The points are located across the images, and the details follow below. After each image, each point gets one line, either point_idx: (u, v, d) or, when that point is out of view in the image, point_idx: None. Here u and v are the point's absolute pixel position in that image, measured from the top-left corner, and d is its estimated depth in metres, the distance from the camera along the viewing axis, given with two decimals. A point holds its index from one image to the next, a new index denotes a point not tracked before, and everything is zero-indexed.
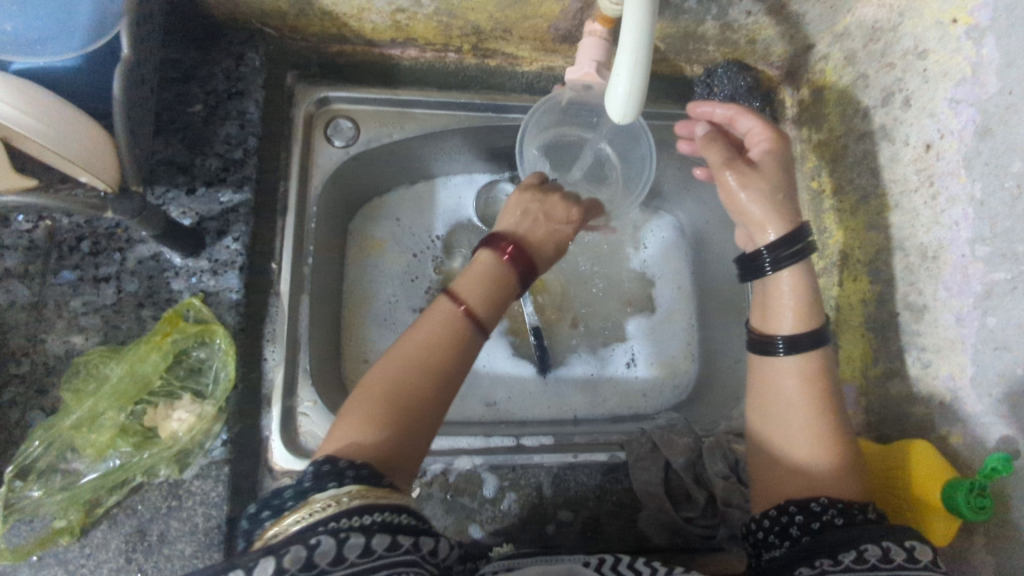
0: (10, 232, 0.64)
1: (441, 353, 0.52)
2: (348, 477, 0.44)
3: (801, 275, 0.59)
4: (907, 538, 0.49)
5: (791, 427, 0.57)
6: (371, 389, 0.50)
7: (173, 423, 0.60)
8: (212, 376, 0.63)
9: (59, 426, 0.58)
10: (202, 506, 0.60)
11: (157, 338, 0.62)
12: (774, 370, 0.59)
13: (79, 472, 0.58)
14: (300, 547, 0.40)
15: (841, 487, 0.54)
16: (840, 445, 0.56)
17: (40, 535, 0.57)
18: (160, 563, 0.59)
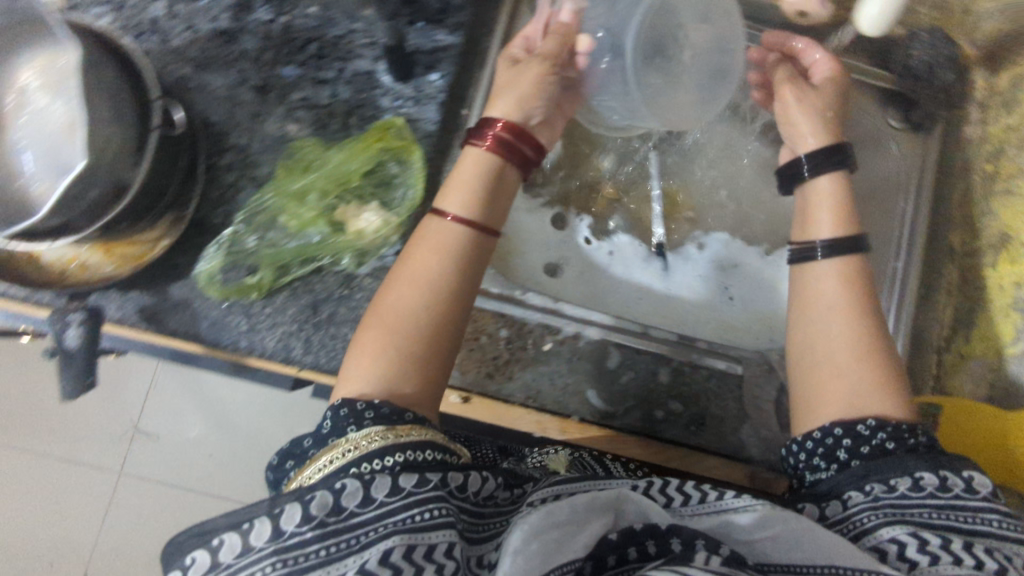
0: (252, 18, 0.68)
1: (446, 279, 0.58)
2: (367, 418, 0.50)
3: (841, 183, 0.67)
4: (965, 470, 0.52)
5: (833, 333, 0.60)
6: (386, 320, 0.56)
7: (361, 222, 0.67)
8: (399, 193, 0.69)
9: (278, 193, 0.66)
10: (368, 302, 0.67)
11: (371, 142, 0.68)
12: (813, 276, 0.64)
13: (282, 238, 0.66)
14: (326, 492, 0.44)
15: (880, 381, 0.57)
16: (867, 338, 0.59)
17: (237, 284, 0.65)
18: (326, 339, 0.66)
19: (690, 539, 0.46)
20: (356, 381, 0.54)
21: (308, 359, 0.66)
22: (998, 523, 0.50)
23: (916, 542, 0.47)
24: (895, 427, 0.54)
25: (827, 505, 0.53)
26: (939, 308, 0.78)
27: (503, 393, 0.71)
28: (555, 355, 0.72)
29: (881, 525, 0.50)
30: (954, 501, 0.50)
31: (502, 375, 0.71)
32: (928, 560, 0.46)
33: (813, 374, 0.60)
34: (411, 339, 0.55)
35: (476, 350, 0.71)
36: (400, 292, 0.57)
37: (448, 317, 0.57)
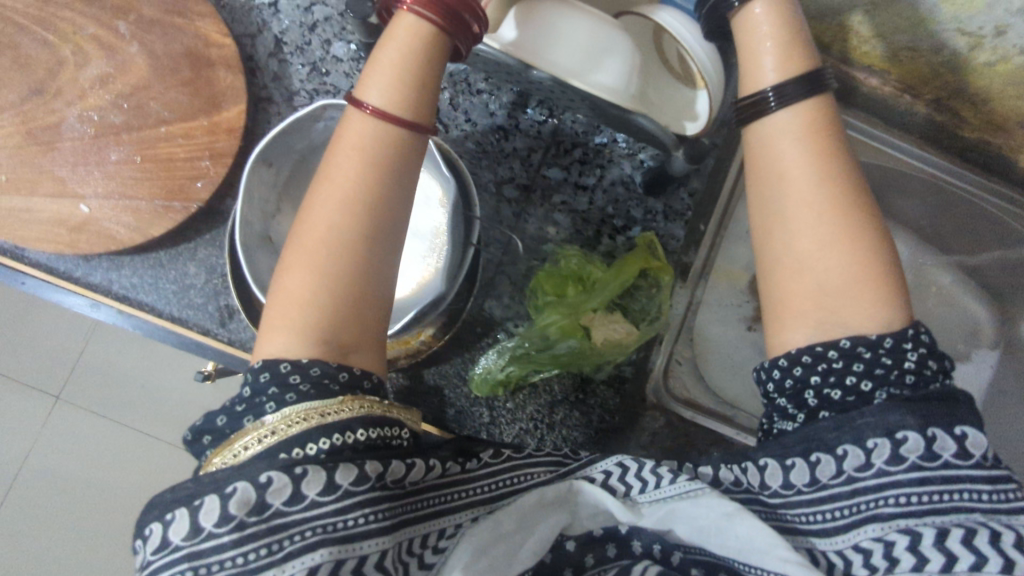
0: (525, 120, 0.72)
1: (365, 181, 0.50)
2: (296, 391, 0.46)
3: (782, 7, 0.53)
4: (958, 425, 0.45)
5: (801, 225, 0.50)
6: (316, 237, 0.49)
7: (609, 333, 0.67)
8: (643, 308, 0.70)
9: (543, 296, 0.68)
10: (600, 408, 0.70)
11: (633, 260, 0.68)
12: (772, 134, 0.52)
13: (543, 341, 0.67)
14: (249, 488, 0.41)
15: (862, 288, 0.48)
16: (849, 226, 0.49)
17: (491, 378, 0.67)
18: (558, 441, 0.68)
19: (648, 541, 0.50)
20: (275, 346, 0.48)
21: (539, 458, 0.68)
22: (988, 496, 0.45)
23: (907, 542, 0.44)
24: (873, 352, 0.47)
25: (779, 471, 0.50)
26: None
27: None
28: None
29: (842, 527, 0.46)
30: (939, 471, 0.45)
31: None
32: (887, 570, 0.44)
33: (804, 276, 0.50)
34: (334, 265, 0.49)
35: (686, 467, 0.71)
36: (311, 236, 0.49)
37: (363, 230, 0.50)
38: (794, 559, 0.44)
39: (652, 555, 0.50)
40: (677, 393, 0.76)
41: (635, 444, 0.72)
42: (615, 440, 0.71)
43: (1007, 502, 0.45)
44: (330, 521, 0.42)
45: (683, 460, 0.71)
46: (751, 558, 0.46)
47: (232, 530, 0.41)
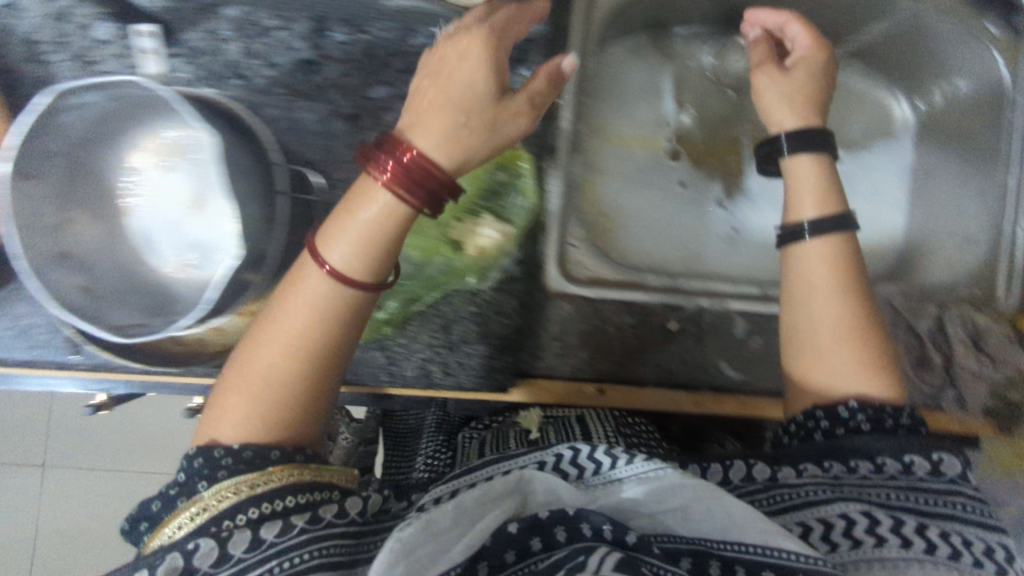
0: (329, 44, 0.63)
1: (269, 360, 0.50)
2: (224, 467, 0.47)
3: (823, 163, 0.65)
4: (936, 453, 0.55)
5: (831, 361, 0.60)
6: (247, 377, 0.50)
7: (481, 238, 0.66)
8: (511, 202, 0.67)
9: (401, 222, 0.65)
10: (495, 317, 0.67)
11: None
12: (806, 258, 0.62)
13: (411, 270, 0.65)
14: (176, 556, 0.44)
15: (863, 368, 0.59)
16: (863, 326, 0.60)
17: (371, 321, 0.65)
18: (462, 358, 0.67)
19: (596, 523, 0.46)
20: (214, 427, 0.49)
21: (449, 381, 0.67)
22: (962, 506, 0.53)
23: (867, 521, 0.51)
24: (876, 413, 0.57)
25: (762, 469, 0.56)
26: None
27: (637, 378, 0.72)
28: (682, 335, 0.72)
29: (829, 499, 0.53)
30: (918, 484, 0.54)
31: (633, 362, 0.72)
32: (900, 543, 0.50)
33: (807, 359, 0.61)
34: (291, 398, 0.50)
35: (605, 341, 0.71)
36: (268, 357, 0.50)
37: (314, 372, 0.51)
38: (794, 542, 0.46)
39: (603, 535, 0.46)
40: (578, 275, 0.72)
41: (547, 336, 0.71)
42: (525, 341, 0.69)
43: (970, 514, 0.53)
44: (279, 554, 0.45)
45: (598, 335, 0.71)
46: (713, 536, 0.48)
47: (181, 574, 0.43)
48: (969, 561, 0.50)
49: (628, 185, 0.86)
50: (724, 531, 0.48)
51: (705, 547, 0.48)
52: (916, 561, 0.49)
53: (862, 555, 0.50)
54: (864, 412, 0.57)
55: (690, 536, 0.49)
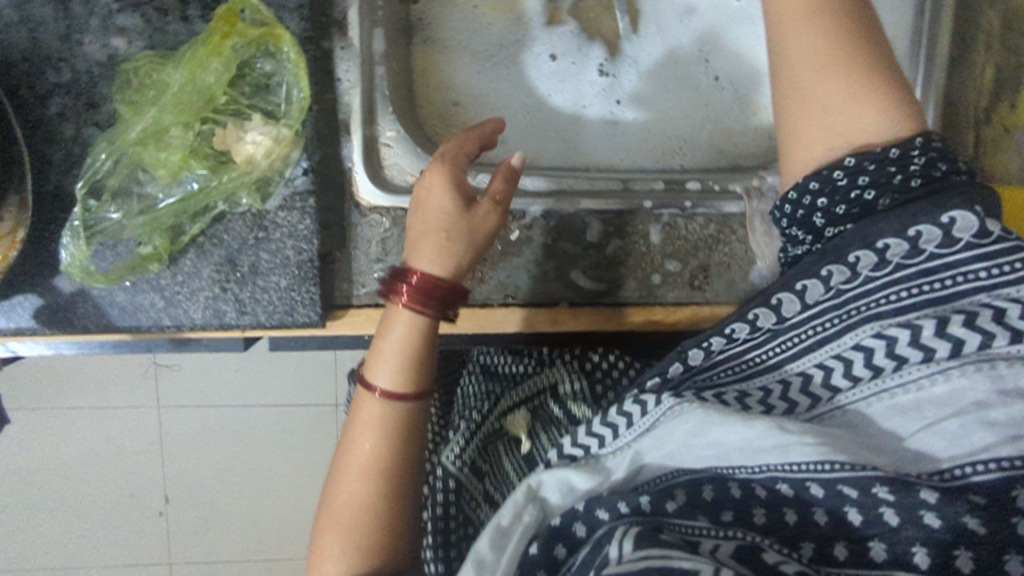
0: None
1: (361, 466, 0.48)
2: None
3: None
4: (951, 208, 0.41)
5: (829, 119, 0.47)
6: (330, 521, 0.48)
7: (248, 145, 0.53)
8: (283, 94, 0.55)
9: (126, 142, 0.53)
10: (291, 240, 0.56)
11: (216, 42, 0.53)
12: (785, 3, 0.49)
13: (155, 195, 0.54)
14: None
15: (885, 93, 0.46)
16: (867, 55, 0.47)
17: (129, 261, 0.54)
18: (257, 294, 0.56)
19: (613, 506, 0.42)
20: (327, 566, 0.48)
21: (247, 320, 0.57)
22: (988, 274, 0.40)
23: (883, 345, 0.41)
24: (877, 164, 0.45)
25: (764, 313, 0.46)
26: (977, 68, 0.62)
27: (479, 298, 0.62)
28: (527, 244, 0.62)
29: (830, 334, 0.43)
30: (931, 265, 0.41)
31: (473, 280, 0.62)
32: (893, 367, 0.40)
33: (805, 114, 0.48)
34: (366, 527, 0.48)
35: None
36: (348, 508, 0.48)
37: (364, 499, 0.48)
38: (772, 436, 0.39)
39: (640, 510, 0.40)
40: (401, 184, 0.58)
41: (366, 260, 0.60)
42: (334, 266, 0.59)
43: (1002, 276, 0.39)
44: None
45: None
46: (721, 458, 0.41)
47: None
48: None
49: (482, 56, 0.73)
50: (711, 452, 0.41)
51: (726, 472, 0.41)
52: (950, 374, 0.38)
53: (883, 385, 0.40)
54: (884, 157, 0.44)
55: (691, 466, 0.42)
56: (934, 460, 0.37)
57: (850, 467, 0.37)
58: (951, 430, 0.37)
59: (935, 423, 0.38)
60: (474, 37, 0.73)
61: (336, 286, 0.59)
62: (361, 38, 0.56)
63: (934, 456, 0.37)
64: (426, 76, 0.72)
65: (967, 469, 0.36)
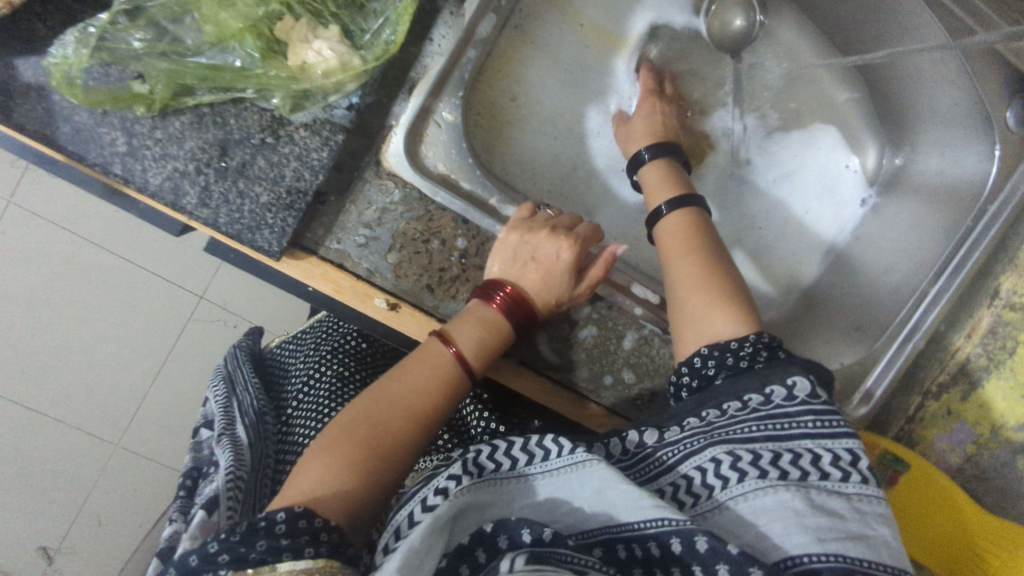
0: None
1: (421, 397, 0.49)
2: (322, 543, 0.39)
3: (673, 167, 0.65)
4: (787, 375, 0.44)
5: (693, 313, 0.52)
6: (355, 428, 0.46)
7: (309, 53, 0.47)
8: (375, 26, 0.50)
9: None
10: (296, 163, 0.50)
11: None
12: (665, 235, 0.58)
13: (187, 47, 0.47)
14: None
15: (713, 303, 0.51)
16: (700, 259, 0.55)
17: (116, 90, 0.47)
18: (230, 197, 0.50)
19: (516, 532, 0.39)
20: (323, 472, 0.43)
21: (202, 214, 0.49)
22: (814, 424, 0.42)
23: (730, 459, 0.41)
24: (720, 351, 0.48)
25: (647, 432, 0.45)
26: (951, 348, 0.66)
27: (443, 313, 0.56)
28: None
29: (692, 450, 0.42)
30: (775, 412, 0.43)
31: (445, 293, 0.56)
32: (736, 479, 0.40)
33: (675, 312, 0.53)
34: (393, 456, 0.46)
35: (423, 254, 0.56)
36: (397, 417, 0.47)
37: (402, 429, 0.47)
38: (650, 503, 0.38)
39: (541, 542, 0.38)
40: (429, 167, 0.56)
41: (353, 220, 0.55)
42: (317, 209, 0.54)
43: (821, 429, 0.42)
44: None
45: (414, 247, 0.55)
46: (609, 514, 0.40)
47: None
48: (835, 481, 0.40)
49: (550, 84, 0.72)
50: (605, 509, 0.40)
51: (614, 532, 0.39)
52: (780, 490, 0.39)
53: (726, 496, 0.39)
54: (708, 353, 0.49)
55: (593, 526, 0.40)
56: (765, 553, 0.37)
57: (674, 522, 0.37)
58: (774, 532, 0.37)
59: (757, 521, 0.38)
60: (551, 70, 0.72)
61: (310, 228, 0.54)
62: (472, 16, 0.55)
63: (763, 553, 0.37)
64: (497, 72, 0.68)
65: (808, 560, 0.36)
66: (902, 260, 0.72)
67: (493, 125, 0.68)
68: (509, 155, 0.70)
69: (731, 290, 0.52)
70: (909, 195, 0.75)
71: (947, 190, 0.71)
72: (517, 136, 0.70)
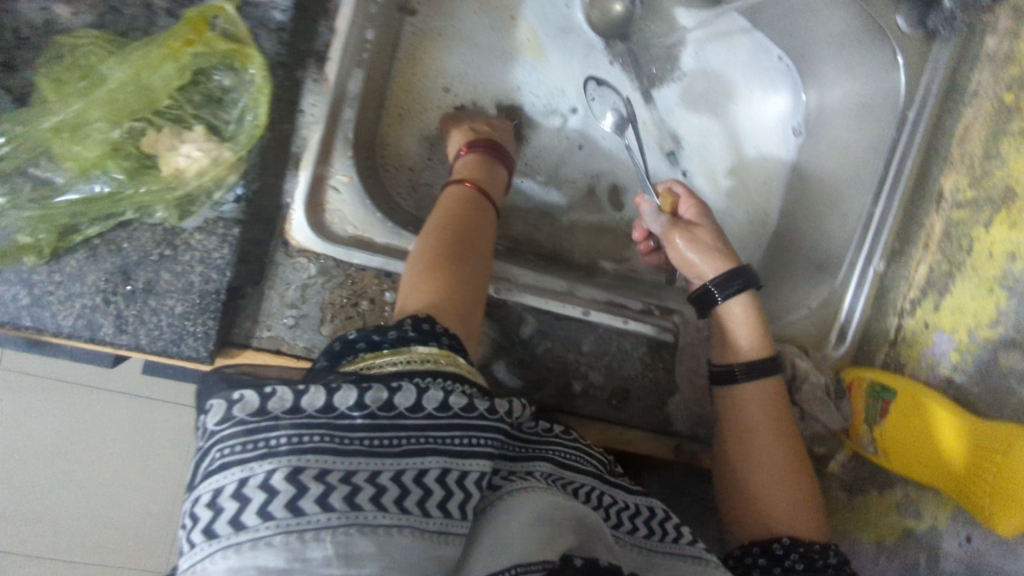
0: None
1: (466, 211, 0.52)
2: (445, 343, 0.39)
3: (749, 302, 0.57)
4: None
5: (775, 508, 0.52)
6: (421, 259, 0.47)
7: (180, 159, 0.48)
8: (236, 113, 0.49)
9: (36, 125, 0.46)
10: (201, 266, 0.50)
11: (176, 45, 0.47)
12: (741, 406, 0.56)
13: (54, 187, 0.47)
14: (382, 389, 0.34)
15: (796, 506, 0.51)
16: (788, 452, 0.54)
17: (0, 248, 0.47)
18: (144, 315, 0.49)
19: None
20: (421, 291, 0.44)
21: (124, 340, 0.49)
22: None
23: None
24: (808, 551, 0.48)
25: None
26: (911, 264, 0.66)
27: None
28: None
29: None
30: None
31: None
32: None
33: (749, 498, 0.53)
34: (469, 267, 0.47)
35: (356, 317, 0.55)
36: (442, 217, 0.51)
37: (458, 228, 0.50)
38: None
39: None
40: (338, 233, 0.56)
41: (279, 304, 0.55)
42: (240, 305, 0.54)
43: None
44: (327, 433, 0.32)
45: (348, 313, 0.55)
46: None
47: (326, 425, 0.32)
48: None
49: (478, 64, 0.72)
50: None
51: None
52: None
53: None
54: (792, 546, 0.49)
55: None
56: None
57: None
58: None
59: None
60: (447, 105, 0.71)
61: (237, 324, 0.54)
62: (336, 77, 0.53)
63: None
64: (415, 72, 0.69)
65: None
66: (839, 186, 0.71)
67: (413, 118, 0.69)
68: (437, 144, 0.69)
69: (812, 491, 0.53)
70: (833, 122, 0.73)
71: (869, 105, 0.68)
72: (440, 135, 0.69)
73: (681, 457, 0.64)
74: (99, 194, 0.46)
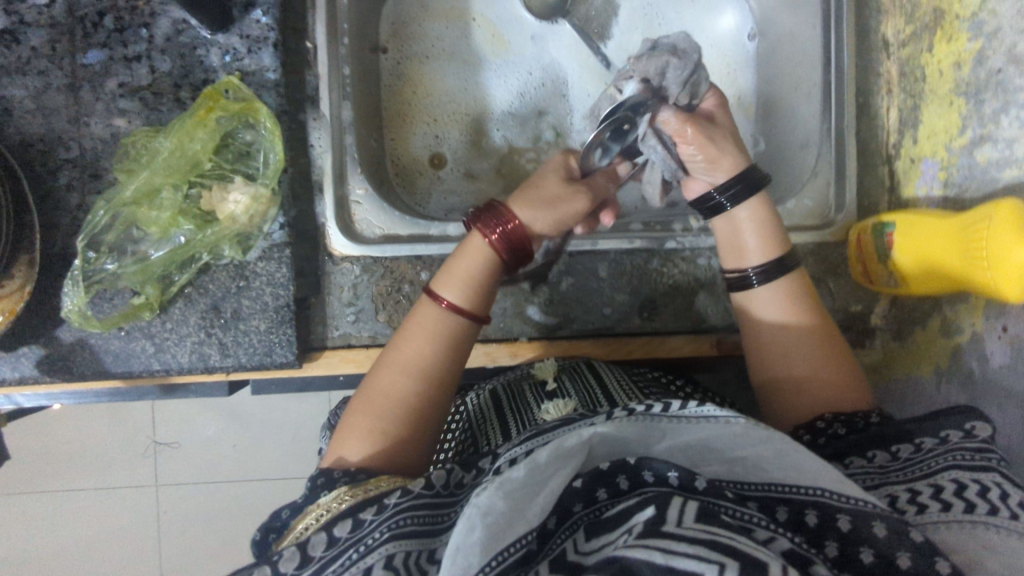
0: (29, 9, 0.59)
1: (432, 342, 0.54)
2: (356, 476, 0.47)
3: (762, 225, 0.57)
4: (969, 420, 0.43)
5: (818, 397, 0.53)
6: (375, 400, 0.52)
7: (230, 204, 0.60)
8: (261, 159, 0.62)
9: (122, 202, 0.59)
10: (269, 286, 0.62)
11: (201, 113, 0.60)
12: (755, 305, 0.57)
13: (146, 251, 0.60)
14: (321, 534, 0.41)
15: (839, 381, 0.53)
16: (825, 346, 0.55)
17: (123, 310, 0.60)
18: (238, 337, 0.62)
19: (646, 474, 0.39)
20: (357, 442, 0.51)
21: (229, 362, 0.62)
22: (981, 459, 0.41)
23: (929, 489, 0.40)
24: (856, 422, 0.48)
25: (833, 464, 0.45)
26: (883, 112, 0.71)
27: None
28: None
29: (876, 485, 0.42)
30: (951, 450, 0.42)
31: None
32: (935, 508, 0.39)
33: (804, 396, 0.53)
34: (418, 400, 0.52)
35: (403, 300, 0.66)
36: (415, 348, 0.54)
37: (422, 365, 0.53)
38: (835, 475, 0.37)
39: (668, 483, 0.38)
40: (370, 237, 0.66)
41: (340, 305, 0.66)
42: (308, 313, 0.65)
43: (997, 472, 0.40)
44: None
45: (395, 296, 0.66)
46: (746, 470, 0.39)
47: None
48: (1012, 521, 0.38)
49: (470, 65, 0.80)
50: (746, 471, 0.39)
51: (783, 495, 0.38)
52: (975, 526, 0.38)
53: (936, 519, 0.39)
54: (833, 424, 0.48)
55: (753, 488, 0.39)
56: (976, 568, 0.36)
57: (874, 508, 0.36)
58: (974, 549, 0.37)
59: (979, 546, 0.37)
60: (434, 107, 0.80)
61: (312, 330, 0.65)
62: (331, 111, 0.64)
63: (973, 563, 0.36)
64: (410, 82, 0.79)
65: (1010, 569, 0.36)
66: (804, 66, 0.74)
67: (416, 122, 0.79)
68: (439, 141, 0.79)
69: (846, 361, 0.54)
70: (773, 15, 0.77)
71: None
72: (437, 134, 0.80)
73: (725, 348, 0.70)
74: (181, 244, 0.59)
